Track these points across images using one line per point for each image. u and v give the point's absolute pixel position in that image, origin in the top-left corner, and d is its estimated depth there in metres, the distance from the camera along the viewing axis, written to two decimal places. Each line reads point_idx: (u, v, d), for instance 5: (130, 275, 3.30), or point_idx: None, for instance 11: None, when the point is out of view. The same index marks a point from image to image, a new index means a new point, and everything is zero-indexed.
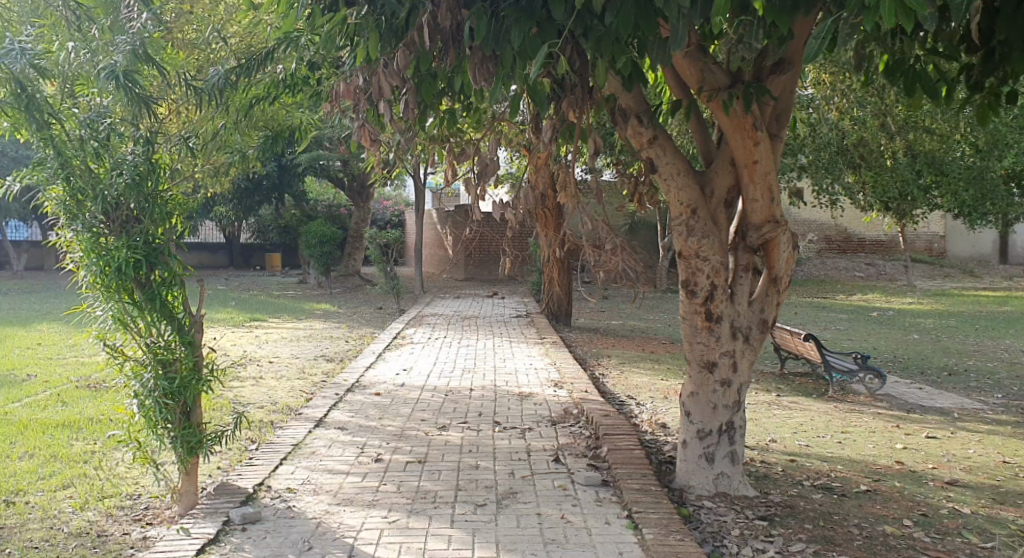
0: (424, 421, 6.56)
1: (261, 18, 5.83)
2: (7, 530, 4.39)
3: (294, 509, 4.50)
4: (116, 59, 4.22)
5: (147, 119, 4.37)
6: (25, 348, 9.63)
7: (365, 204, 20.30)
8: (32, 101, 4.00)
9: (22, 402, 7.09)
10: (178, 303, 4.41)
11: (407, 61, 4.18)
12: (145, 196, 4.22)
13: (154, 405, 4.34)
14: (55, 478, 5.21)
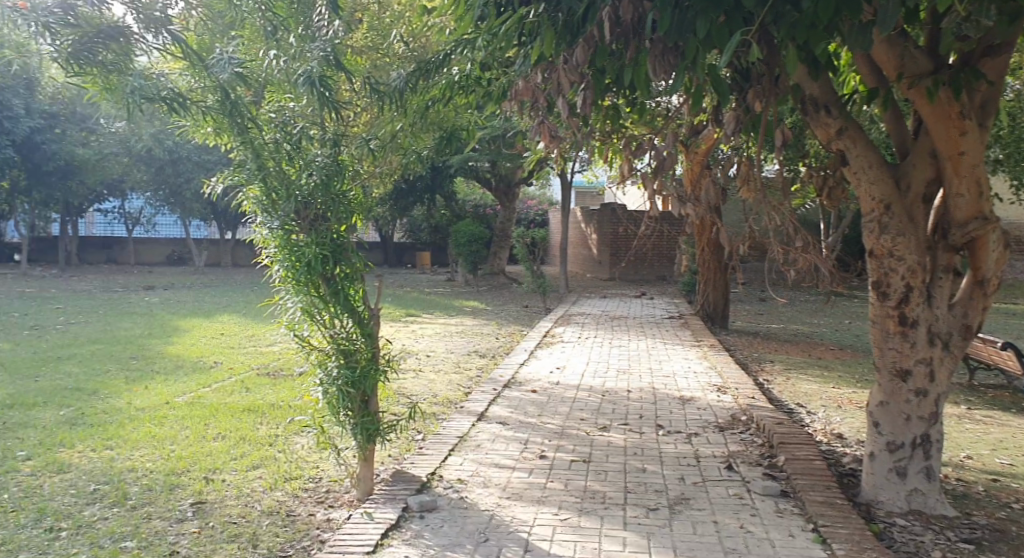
0: (584, 421, 6.52)
1: (435, 22, 5.97)
2: (208, 506, 4.75)
3: (467, 500, 4.58)
4: (312, 64, 4.40)
5: (332, 121, 4.55)
6: (211, 338, 10.38)
7: (512, 204, 20.53)
8: (235, 107, 4.27)
9: (211, 387, 7.63)
10: (359, 299, 4.55)
11: (587, 58, 4.24)
12: (332, 195, 4.36)
13: (338, 394, 4.50)
14: (246, 458, 5.56)
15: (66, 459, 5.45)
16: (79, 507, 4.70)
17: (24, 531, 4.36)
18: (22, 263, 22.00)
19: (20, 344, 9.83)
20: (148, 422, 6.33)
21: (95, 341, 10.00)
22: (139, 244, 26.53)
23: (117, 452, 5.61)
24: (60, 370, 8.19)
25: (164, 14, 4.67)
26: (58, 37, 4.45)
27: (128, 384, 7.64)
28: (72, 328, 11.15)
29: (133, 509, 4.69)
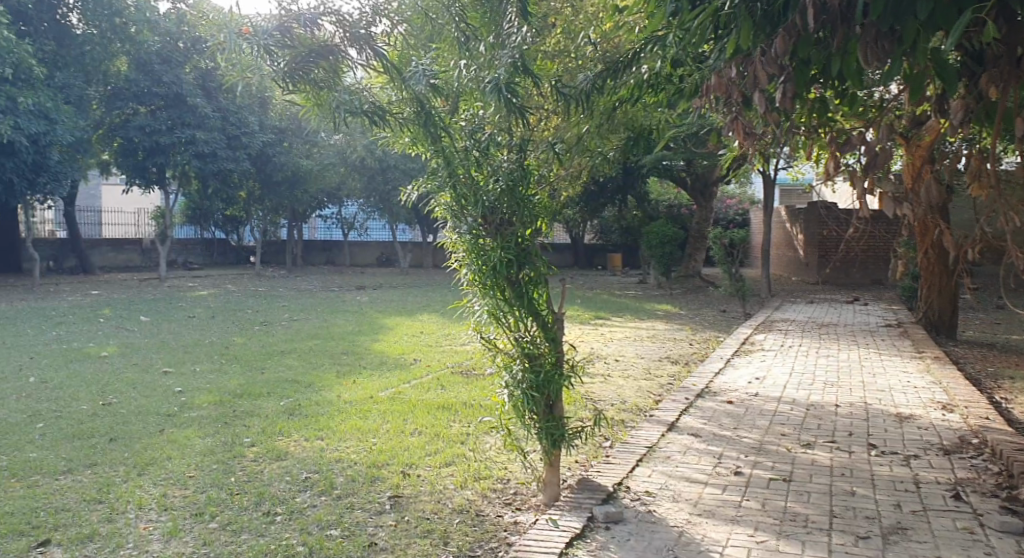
0: (785, 436, 6.12)
1: (627, 21, 5.84)
2: (405, 500, 4.93)
3: (656, 514, 4.42)
4: (499, 72, 4.41)
5: (520, 127, 4.57)
6: (410, 336, 10.89)
7: (709, 204, 19.86)
8: (429, 118, 4.42)
9: (409, 383, 7.97)
10: (543, 303, 4.53)
11: (788, 48, 3.95)
12: (518, 200, 4.37)
13: (523, 398, 4.52)
14: (439, 455, 5.72)
15: (282, 447, 5.88)
16: (292, 493, 5.05)
17: (245, 513, 4.74)
18: (257, 264, 24.24)
19: (250, 338, 10.83)
20: (354, 414, 6.70)
21: (312, 336, 10.81)
22: (353, 247, 28.48)
23: (326, 443, 5.98)
24: (280, 364, 8.92)
25: (368, 32, 4.88)
26: (277, 58, 4.74)
27: (337, 377, 8.16)
28: (293, 324, 12.15)
29: (338, 498, 4.96)
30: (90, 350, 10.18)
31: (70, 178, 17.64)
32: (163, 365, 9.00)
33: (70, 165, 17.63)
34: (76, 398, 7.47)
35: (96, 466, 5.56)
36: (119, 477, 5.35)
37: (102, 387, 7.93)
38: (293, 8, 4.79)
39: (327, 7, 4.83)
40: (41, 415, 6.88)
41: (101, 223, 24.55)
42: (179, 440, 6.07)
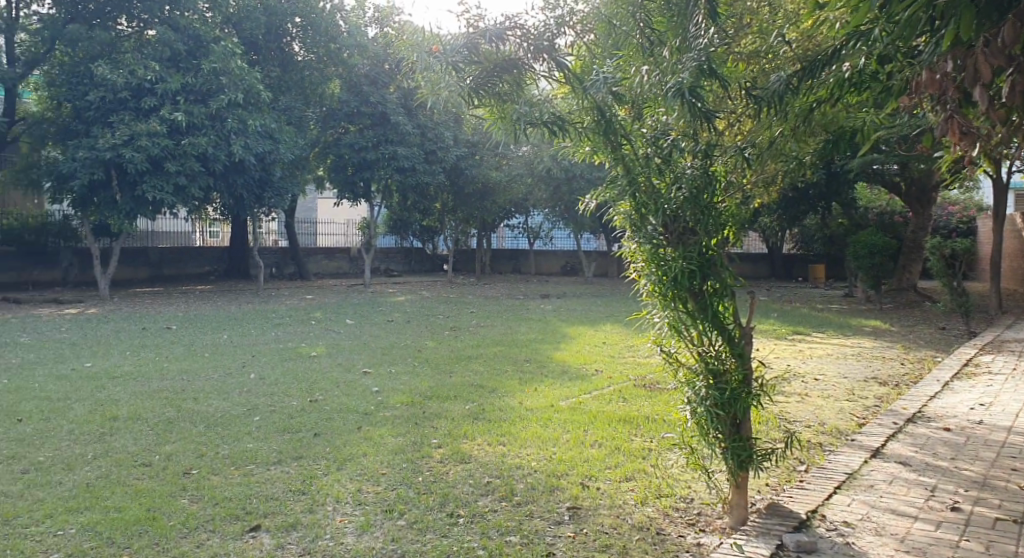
0: (1014, 471, 5.44)
1: (826, 15, 5.48)
2: (583, 512, 4.88)
3: (855, 547, 4.09)
4: (683, 76, 4.27)
5: (708, 132, 4.42)
6: (594, 346, 10.83)
7: (926, 211, 18.21)
8: (610, 124, 4.35)
9: (592, 394, 7.90)
10: (729, 315, 4.32)
11: (1017, 37, 3.53)
12: (702, 207, 4.21)
13: (707, 415, 4.34)
14: (620, 469, 5.62)
15: (466, 450, 6.03)
16: (475, 496, 5.14)
17: (430, 513, 4.89)
18: (450, 272, 25.20)
19: (441, 342, 11.26)
20: (536, 422, 6.74)
21: (499, 343, 11.06)
22: (541, 256, 28.92)
23: (508, 448, 6.06)
24: (467, 369, 9.18)
25: (553, 43, 4.88)
26: (464, 74, 4.88)
27: (521, 384, 8.28)
28: (482, 331, 12.48)
29: (518, 505, 5.00)
30: (301, 350, 11.02)
31: (289, 192, 19.24)
32: (363, 366, 9.56)
33: (290, 181, 19.26)
34: (287, 394, 8.10)
35: (300, 459, 5.98)
36: (319, 470, 5.71)
37: (310, 385, 8.55)
38: (481, 24, 4.90)
39: (514, 21, 4.89)
40: (257, 409, 7.52)
41: (315, 233, 26.51)
42: (373, 438, 6.39)
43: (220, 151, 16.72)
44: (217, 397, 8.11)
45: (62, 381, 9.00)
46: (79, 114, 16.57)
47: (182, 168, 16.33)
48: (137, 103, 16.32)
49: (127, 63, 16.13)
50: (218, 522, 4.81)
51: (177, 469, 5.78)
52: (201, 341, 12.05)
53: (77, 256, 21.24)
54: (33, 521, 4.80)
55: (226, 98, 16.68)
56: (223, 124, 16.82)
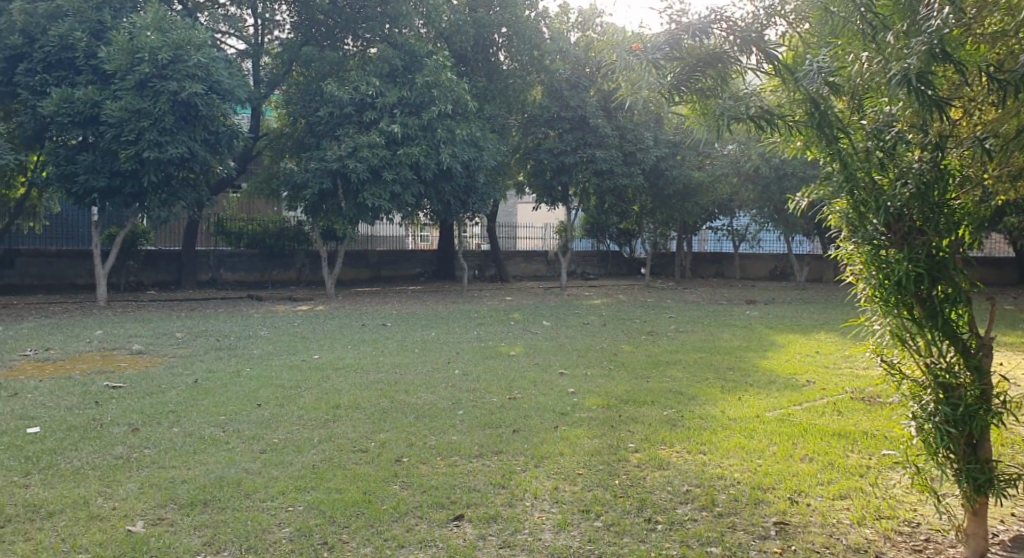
0: None
1: None
2: (791, 528, 4.63)
3: None
4: (910, 61, 3.93)
5: (940, 122, 4.04)
6: (806, 355, 10.24)
7: None
8: (824, 118, 4.13)
9: (802, 405, 7.47)
10: (964, 324, 3.93)
11: None
12: (932, 204, 3.86)
13: (936, 433, 3.97)
14: (833, 486, 5.27)
15: (665, 457, 5.91)
16: (674, 504, 5.03)
17: (628, 517, 4.85)
18: (649, 276, 24.86)
19: (638, 346, 11.14)
20: (740, 432, 6.48)
21: (698, 349, 10.78)
22: (745, 259, 27.82)
23: (709, 457, 5.87)
24: (665, 374, 8.99)
25: (762, 34, 4.69)
26: (665, 71, 4.78)
27: (723, 392, 8.00)
28: (682, 336, 12.22)
29: (720, 516, 4.83)
30: (501, 349, 11.35)
31: (493, 197, 19.89)
32: (560, 367, 9.68)
33: (494, 187, 19.91)
34: (488, 390, 8.37)
35: (501, 454, 6.15)
36: (519, 466, 5.84)
37: (510, 383, 8.77)
38: (684, 19, 4.77)
39: (719, 14, 4.72)
40: (461, 403, 7.84)
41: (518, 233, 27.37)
42: (571, 438, 6.43)
43: (431, 159, 17.59)
44: (426, 390, 8.54)
45: (293, 371, 9.89)
46: (310, 129, 18.16)
47: (397, 176, 17.34)
48: (359, 117, 17.55)
49: (352, 80, 17.46)
50: (426, 509, 5.05)
51: (390, 456, 6.16)
52: (411, 338, 12.75)
53: (308, 257, 23.25)
54: (268, 496, 5.29)
55: (437, 109, 17.57)
56: (434, 134, 17.70)
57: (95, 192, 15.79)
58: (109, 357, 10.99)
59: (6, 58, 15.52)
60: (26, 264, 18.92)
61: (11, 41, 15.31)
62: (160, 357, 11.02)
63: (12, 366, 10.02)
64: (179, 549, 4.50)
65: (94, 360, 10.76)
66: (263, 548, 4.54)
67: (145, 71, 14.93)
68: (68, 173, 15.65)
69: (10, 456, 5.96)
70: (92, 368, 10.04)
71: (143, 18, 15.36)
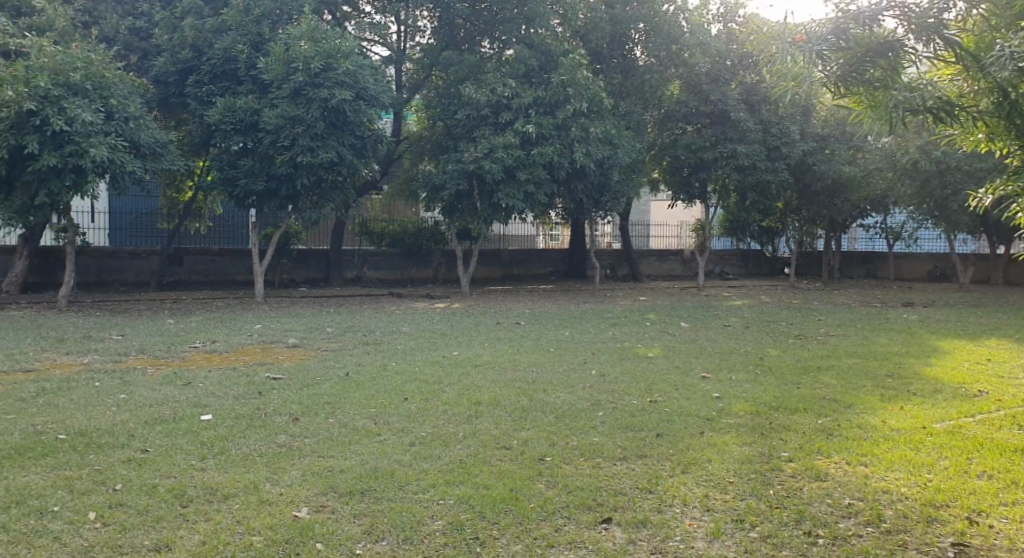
0: None
1: None
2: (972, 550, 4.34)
3: None
4: None
5: None
6: (975, 363, 9.52)
7: None
8: (1017, 108, 4.46)
9: (975, 417, 6.96)
10: None
11: None
12: None
13: None
14: (1017, 507, 4.87)
15: (822, 467, 5.65)
16: (835, 517, 4.81)
17: (786, 529, 4.68)
18: (793, 276, 23.88)
19: (784, 350, 10.70)
20: (905, 444, 6.10)
21: (852, 354, 10.21)
22: (900, 259, 26.26)
23: (872, 470, 5.56)
24: (816, 381, 8.58)
25: (938, 19, 4.69)
26: (831, 61, 4.75)
27: (882, 401, 7.57)
28: (832, 340, 11.64)
29: (889, 533, 4.59)
30: (639, 350, 11.20)
31: (627, 194, 19.67)
32: (702, 370, 9.43)
33: (628, 185, 19.69)
34: (628, 392, 8.27)
35: (646, 458, 6.06)
36: (665, 471, 5.73)
37: (649, 385, 8.63)
38: (852, 7, 4.68)
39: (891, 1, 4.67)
40: (601, 404, 7.79)
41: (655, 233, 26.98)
42: (719, 445, 6.25)
43: (565, 159, 17.59)
44: (565, 390, 8.54)
45: (436, 366, 10.15)
46: (449, 132, 18.59)
47: (531, 176, 17.46)
48: (496, 118, 17.79)
49: (489, 82, 17.73)
50: (574, 510, 5.05)
51: (533, 455, 6.20)
52: (549, 337, 12.81)
53: (444, 256, 23.82)
54: (420, 488, 5.45)
55: (572, 108, 17.52)
56: (568, 133, 17.67)
57: (253, 194, 16.80)
58: (268, 350, 11.65)
59: (178, 72, 16.72)
60: (193, 262, 20.38)
61: (182, 55, 16.49)
62: (312, 351, 11.59)
63: (184, 357, 10.83)
64: (341, 537, 4.71)
65: (254, 352, 11.45)
66: (418, 541, 4.68)
67: (299, 79, 15.71)
68: (230, 177, 16.74)
69: (188, 440, 6.43)
70: (253, 361, 10.67)
71: (298, 30, 16.16)
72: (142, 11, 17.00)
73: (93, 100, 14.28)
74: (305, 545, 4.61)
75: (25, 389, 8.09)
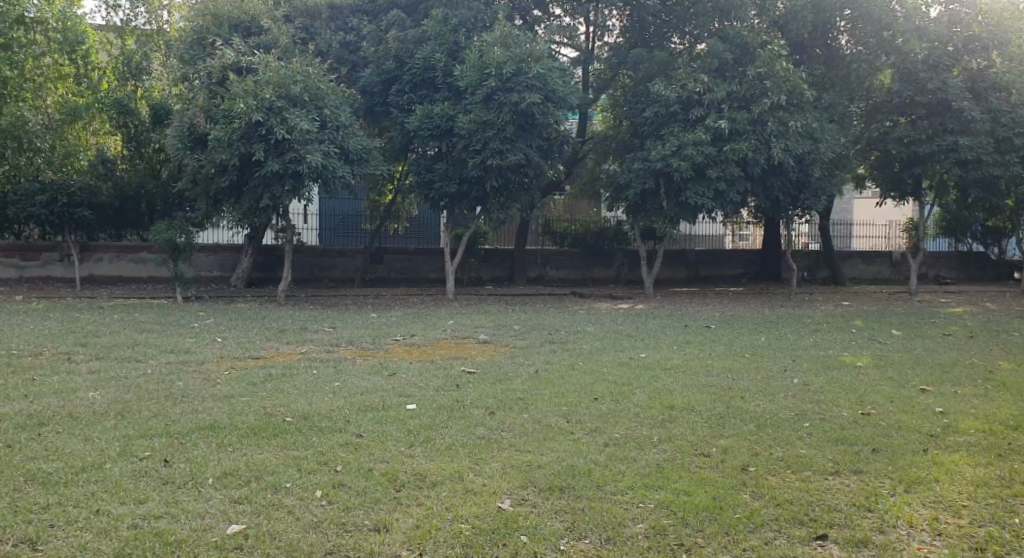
0: None
1: None
2: None
3: None
4: None
5: None
6: None
7: None
8: None
9: None
10: None
11: None
12: None
13: None
14: None
15: None
16: None
17: None
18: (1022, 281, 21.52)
19: (1019, 364, 9.64)
20: None
21: None
22: None
23: None
24: None
25: None
26: None
27: None
28: None
29: None
30: (845, 358, 10.54)
31: (828, 192, 18.57)
32: (921, 382, 8.70)
33: (829, 182, 18.59)
34: (836, 403, 7.79)
35: (862, 474, 5.67)
36: (885, 489, 5.35)
37: (860, 396, 8.06)
38: None
39: None
40: (806, 414, 7.39)
41: (869, 246, 25.26)
42: (946, 465, 5.74)
43: (761, 155, 16.86)
44: (765, 397, 8.20)
45: (627, 368, 10.09)
46: (637, 130, 18.38)
47: (723, 174, 16.91)
48: (686, 115, 17.39)
49: (679, 78, 17.38)
50: (784, 524, 4.84)
51: (735, 464, 5.98)
52: (744, 341, 12.36)
53: (631, 256, 23.62)
54: (619, 490, 5.41)
55: (769, 101, 16.79)
56: (764, 128, 16.94)
57: (448, 197, 17.47)
58: (462, 345, 12.09)
59: (382, 82, 17.66)
60: (392, 260, 21.56)
61: (385, 66, 17.43)
62: (504, 347, 11.90)
63: (388, 348, 11.48)
64: (545, 531, 4.78)
65: (450, 346, 11.92)
66: (621, 542, 4.66)
67: (491, 84, 16.14)
68: (427, 180, 17.52)
69: (397, 428, 6.77)
70: (449, 354, 11.10)
71: (492, 36, 16.62)
72: (351, 26, 18.17)
73: (309, 111, 15.46)
74: (512, 536, 4.72)
75: (254, 374, 8.90)
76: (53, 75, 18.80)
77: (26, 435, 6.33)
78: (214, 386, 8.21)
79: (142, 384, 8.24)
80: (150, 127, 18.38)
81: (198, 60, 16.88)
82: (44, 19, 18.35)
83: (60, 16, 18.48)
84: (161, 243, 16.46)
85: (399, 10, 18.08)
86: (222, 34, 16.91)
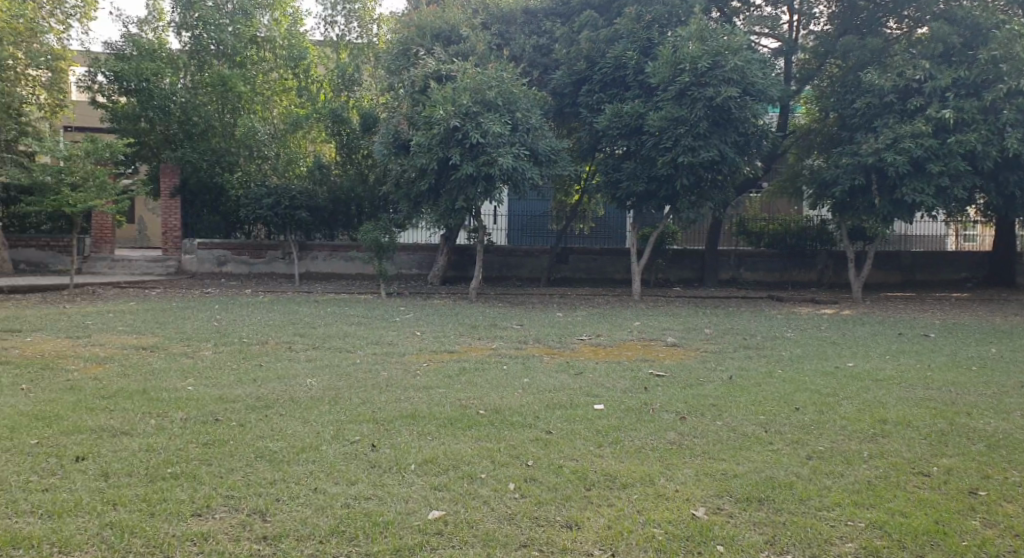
0: None
1: None
2: None
3: None
4: None
5: None
6: None
7: None
8: None
9: None
10: None
11: None
12: None
13: None
14: None
15: None
16: None
17: None
18: None
19: None
20: None
21: None
22: None
23: None
24: None
25: None
26: None
27: None
28: None
29: None
30: None
31: None
32: None
33: None
34: None
35: None
36: None
37: None
38: None
39: None
40: None
41: None
42: None
43: (992, 146, 15.33)
44: (996, 415, 7.36)
45: (829, 377, 9.44)
46: (845, 123, 17.10)
47: (946, 168, 15.42)
48: (903, 105, 16.04)
49: (896, 66, 16.11)
50: None
51: (961, 487, 5.40)
52: (967, 352, 11.21)
53: (835, 258, 22.17)
54: (825, 506, 5.05)
55: (1006, 87, 15.27)
56: (998, 117, 15.47)
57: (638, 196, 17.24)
58: (650, 346, 11.89)
59: (573, 83, 17.71)
60: (578, 260, 21.62)
61: (578, 67, 17.48)
62: (695, 351, 11.55)
63: (574, 347, 11.51)
64: (743, 543, 4.56)
65: (637, 348, 11.77)
66: None
67: (686, 80, 15.72)
68: (615, 180, 17.42)
69: (586, 427, 6.74)
70: (637, 356, 10.95)
71: (687, 30, 16.17)
72: (544, 29, 18.38)
73: (503, 114, 15.82)
74: (707, 546, 4.55)
75: (450, 368, 9.22)
76: (279, 88, 21.06)
77: (255, 416, 6.94)
78: (413, 378, 8.59)
79: (351, 373, 8.79)
80: (360, 134, 19.44)
81: (403, 69, 17.84)
82: (272, 37, 20.85)
83: (286, 35, 20.94)
84: (369, 243, 17.49)
85: (592, 10, 18.03)
86: (425, 44, 17.76)
